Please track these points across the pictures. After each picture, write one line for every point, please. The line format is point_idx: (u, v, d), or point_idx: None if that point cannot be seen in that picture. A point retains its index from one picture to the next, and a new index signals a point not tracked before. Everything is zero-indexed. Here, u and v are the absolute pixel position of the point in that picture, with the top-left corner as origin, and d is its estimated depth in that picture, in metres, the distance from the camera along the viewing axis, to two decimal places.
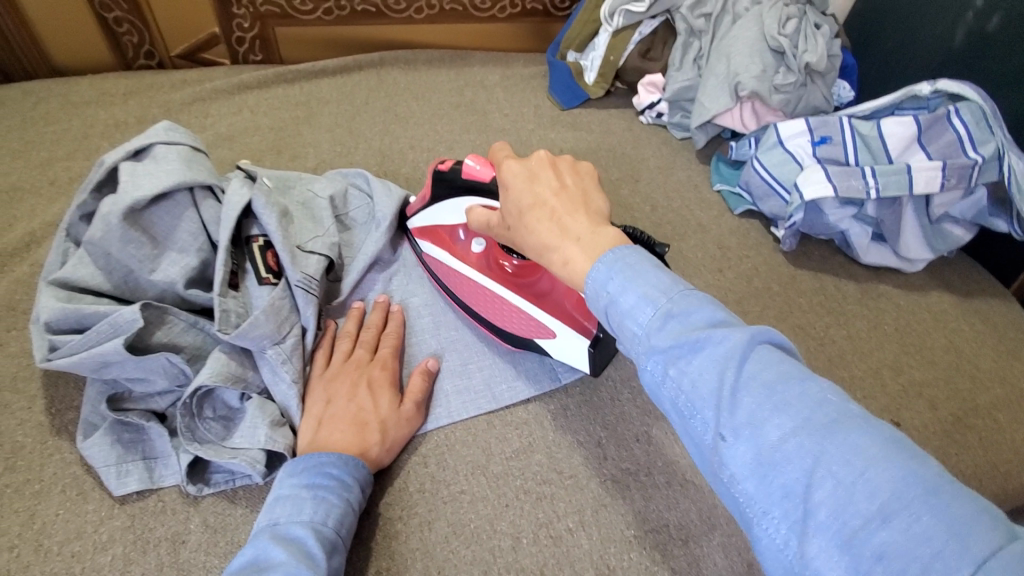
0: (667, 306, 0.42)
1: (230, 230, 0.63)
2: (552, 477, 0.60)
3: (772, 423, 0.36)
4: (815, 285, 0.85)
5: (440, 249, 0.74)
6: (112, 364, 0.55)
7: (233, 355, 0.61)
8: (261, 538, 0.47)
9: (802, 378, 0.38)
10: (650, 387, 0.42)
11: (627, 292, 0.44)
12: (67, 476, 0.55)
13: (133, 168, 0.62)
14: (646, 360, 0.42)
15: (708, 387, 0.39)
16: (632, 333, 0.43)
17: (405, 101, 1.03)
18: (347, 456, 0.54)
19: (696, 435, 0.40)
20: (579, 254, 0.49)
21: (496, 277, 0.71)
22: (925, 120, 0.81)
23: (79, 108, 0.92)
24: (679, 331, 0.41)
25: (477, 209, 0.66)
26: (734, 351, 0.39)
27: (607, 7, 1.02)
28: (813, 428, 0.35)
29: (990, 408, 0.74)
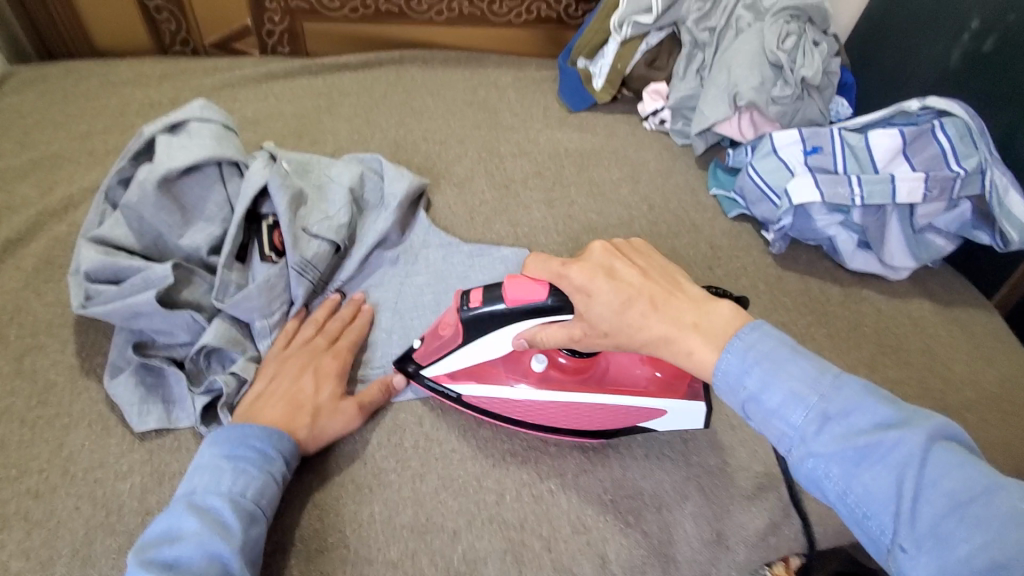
0: (822, 405, 0.45)
1: (246, 206, 0.68)
2: (537, 443, 0.65)
3: (954, 534, 0.38)
4: (801, 286, 0.89)
5: (487, 383, 0.64)
6: (141, 315, 0.61)
7: (234, 322, 0.67)
8: (177, 506, 0.50)
9: (984, 481, 0.39)
10: (808, 478, 0.45)
11: (772, 389, 0.46)
12: (94, 413, 0.61)
13: (169, 141, 0.68)
14: (806, 460, 0.45)
15: (879, 490, 0.42)
16: (783, 431, 0.46)
17: (421, 96, 1.09)
18: (271, 429, 0.56)
19: (871, 536, 0.42)
20: (700, 344, 0.50)
21: (568, 387, 0.64)
22: (911, 133, 0.85)
23: (117, 88, 0.99)
24: (843, 437, 0.43)
25: (545, 330, 0.57)
26: (912, 456, 0.41)
27: (616, 17, 1.07)
28: (998, 541, 0.37)
29: (962, 409, 0.78)
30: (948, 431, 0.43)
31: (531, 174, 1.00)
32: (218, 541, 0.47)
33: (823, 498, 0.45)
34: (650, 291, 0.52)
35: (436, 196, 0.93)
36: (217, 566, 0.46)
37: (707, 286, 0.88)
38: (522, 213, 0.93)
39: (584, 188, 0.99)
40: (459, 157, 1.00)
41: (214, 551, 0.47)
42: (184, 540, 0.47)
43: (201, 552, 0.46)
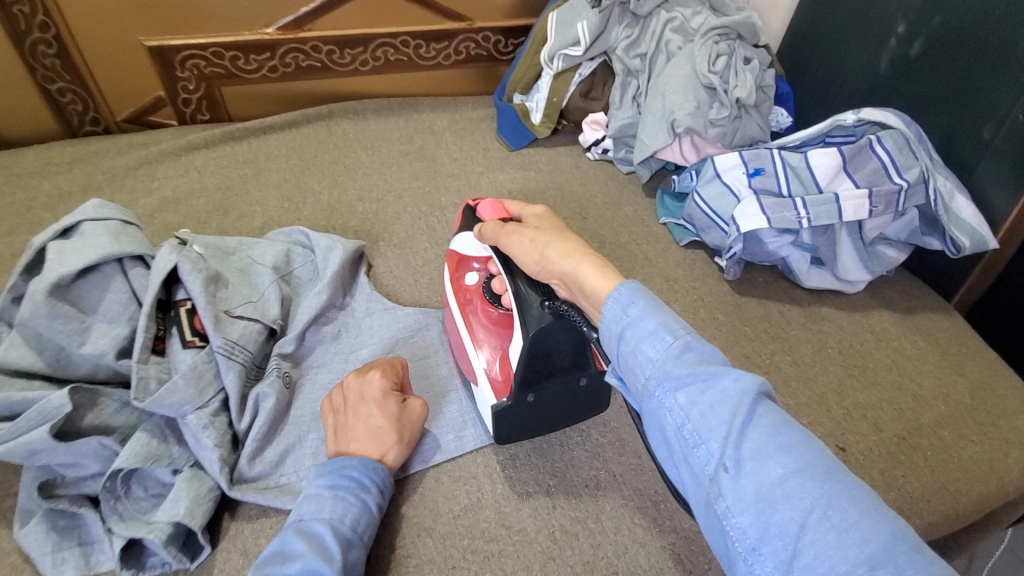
0: (680, 343, 0.48)
1: (154, 295, 0.62)
2: (500, 534, 0.61)
3: (774, 462, 0.41)
4: (759, 311, 0.87)
5: (448, 272, 0.76)
6: (41, 453, 0.53)
7: (158, 431, 0.59)
8: (288, 532, 0.52)
9: (802, 442, 0.42)
10: (661, 409, 0.47)
11: (650, 319, 0.50)
12: (4, 568, 0.55)
13: (60, 247, 0.61)
14: (656, 387, 0.47)
15: (707, 412, 0.44)
16: (647, 357, 0.49)
17: (355, 151, 1.05)
18: (367, 460, 0.58)
19: (696, 460, 0.44)
20: (601, 280, 0.55)
21: (466, 319, 0.70)
22: (849, 150, 0.84)
23: (24, 180, 0.93)
24: (692, 363, 0.47)
25: (489, 227, 0.68)
26: (742, 392, 0.44)
27: (546, 53, 1.05)
28: (811, 472, 0.40)
29: (935, 427, 0.76)
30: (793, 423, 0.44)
31: None
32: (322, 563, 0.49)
33: (667, 433, 0.47)
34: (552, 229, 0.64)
35: (377, 259, 0.88)
36: None
37: None
38: None
39: None
40: (398, 214, 0.96)
41: (318, 572, 0.49)
42: (294, 561, 0.49)
43: (307, 573, 0.48)
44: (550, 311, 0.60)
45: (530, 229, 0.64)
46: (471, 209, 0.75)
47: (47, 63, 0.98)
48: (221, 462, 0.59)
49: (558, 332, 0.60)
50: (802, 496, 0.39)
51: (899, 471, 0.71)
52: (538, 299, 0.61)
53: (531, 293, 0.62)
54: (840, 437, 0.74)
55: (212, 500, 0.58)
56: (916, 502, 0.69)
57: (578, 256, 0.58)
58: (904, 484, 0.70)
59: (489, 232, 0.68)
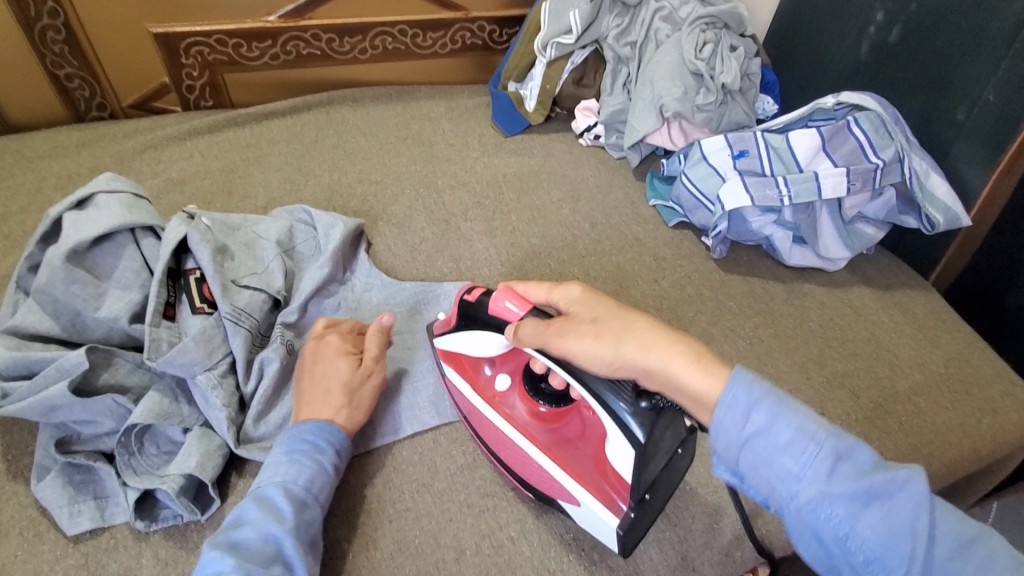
0: (832, 445, 0.44)
1: (165, 263, 0.65)
2: (495, 490, 0.65)
3: (953, 568, 0.42)
4: (744, 287, 0.91)
5: (461, 378, 0.66)
6: (59, 408, 0.57)
7: (169, 391, 0.62)
8: (244, 500, 0.54)
9: (963, 527, 0.43)
10: (813, 521, 0.44)
11: (783, 426, 0.45)
12: (24, 519, 0.58)
13: (76, 217, 0.64)
14: (813, 503, 0.44)
15: (876, 524, 0.43)
16: (790, 471, 0.44)
17: (354, 137, 1.08)
18: (324, 424, 0.60)
19: (863, 572, 0.43)
20: (698, 379, 0.49)
21: (525, 429, 0.63)
22: (828, 131, 0.87)
23: (33, 162, 0.95)
24: (855, 475, 0.44)
25: (526, 328, 0.58)
26: (914, 501, 0.43)
27: (539, 42, 1.08)
28: (978, 564, 0.42)
29: (910, 394, 0.80)
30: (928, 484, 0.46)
31: (471, 206, 0.99)
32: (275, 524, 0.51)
33: (815, 538, 0.44)
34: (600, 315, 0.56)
35: (376, 238, 0.92)
36: (273, 547, 0.51)
37: (654, 299, 0.88)
38: (464, 246, 0.93)
39: (525, 213, 0.99)
40: (396, 196, 0.99)
41: (270, 534, 0.51)
42: (245, 526, 0.52)
43: (258, 536, 0.51)
44: (648, 406, 0.53)
45: (585, 321, 0.56)
46: (466, 304, 0.63)
47: (55, 49, 1.01)
48: (229, 421, 0.62)
49: (667, 428, 0.53)
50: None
51: (875, 434, 0.75)
52: (628, 394, 0.53)
53: (615, 393, 0.53)
54: (819, 403, 0.77)
55: (223, 455, 0.61)
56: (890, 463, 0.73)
57: (662, 350, 0.51)
58: (879, 446, 0.74)
59: (528, 335, 0.57)
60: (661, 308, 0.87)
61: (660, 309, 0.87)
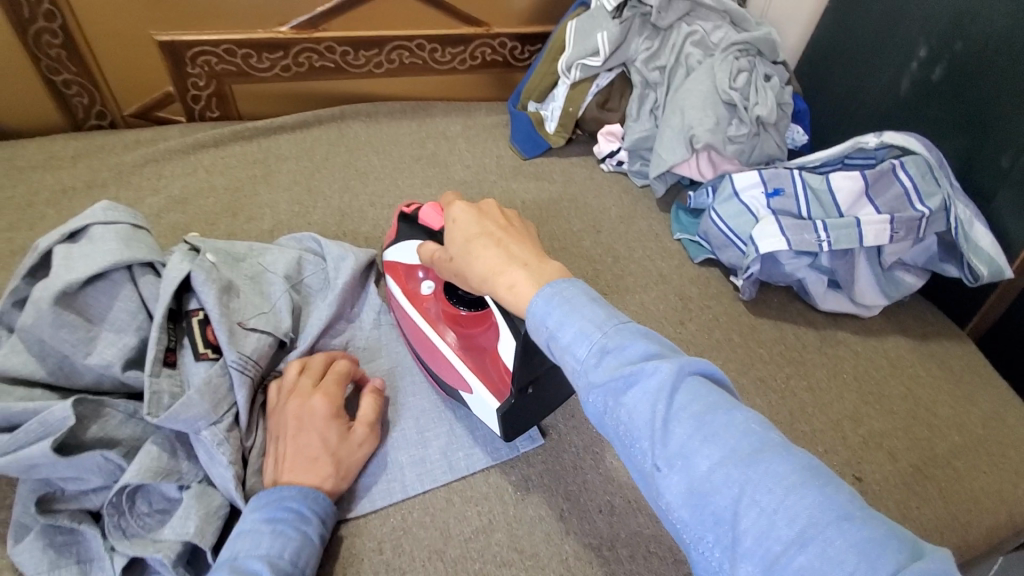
0: (602, 340, 0.45)
1: (167, 305, 0.60)
2: (512, 559, 0.60)
3: (701, 454, 0.40)
4: (774, 333, 0.86)
5: (395, 284, 0.74)
6: (40, 467, 0.51)
7: (166, 445, 0.57)
8: (220, 571, 0.48)
9: (728, 409, 0.41)
10: (612, 418, 0.44)
11: (572, 322, 0.46)
12: None
13: (67, 252, 0.59)
14: (588, 394, 0.45)
15: (643, 411, 0.42)
16: (579, 359, 0.45)
17: (366, 155, 1.03)
18: (308, 490, 0.56)
19: (635, 458, 0.43)
20: (522, 280, 0.53)
21: (437, 326, 0.69)
22: (872, 174, 0.83)
23: (25, 173, 0.90)
24: (615, 366, 0.44)
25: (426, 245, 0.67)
26: (665, 384, 0.42)
27: (563, 62, 1.04)
28: (738, 459, 0.39)
29: (950, 458, 0.75)
30: (705, 371, 0.45)
31: None
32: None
33: (605, 429, 0.45)
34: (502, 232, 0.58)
35: None
36: None
37: (679, 343, 0.83)
38: None
39: (545, 244, 0.94)
40: None
41: None
42: None
43: None
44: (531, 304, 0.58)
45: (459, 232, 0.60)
46: (403, 217, 0.75)
47: (53, 54, 0.95)
48: (235, 479, 0.57)
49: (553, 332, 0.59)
50: (745, 484, 0.38)
51: (915, 503, 0.70)
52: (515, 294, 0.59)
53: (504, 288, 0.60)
54: (855, 466, 0.73)
55: (223, 516, 0.56)
56: (931, 535, 0.68)
57: (506, 254, 0.56)
58: (920, 516, 0.69)
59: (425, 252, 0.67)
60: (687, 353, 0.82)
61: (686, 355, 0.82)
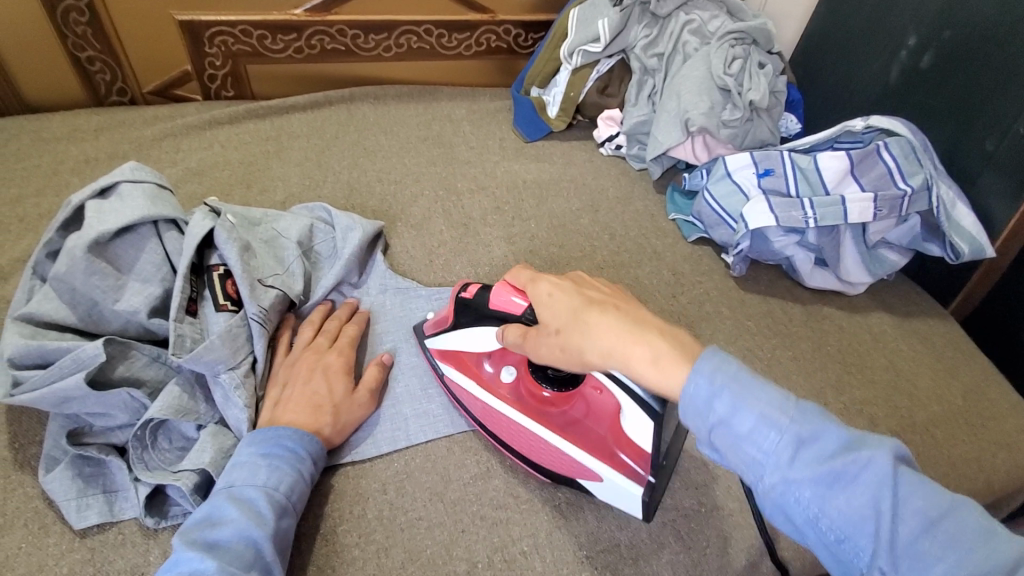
0: (795, 430, 0.43)
1: (190, 258, 0.64)
2: (508, 502, 0.64)
3: (934, 557, 0.39)
4: (763, 308, 0.90)
5: (462, 375, 0.69)
6: (72, 399, 0.56)
7: (186, 386, 0.62)
8: (217, 497, 0.53)
9: (953, 500, 0.41)
10: (791, 504, 0.43)
11: (744, 411, 0.44)
12: (30, 510, 0.57)
13: (98, 207, 0.63)
14: (778, 485, 0.43)
15: (839, 506, 0.42)
16: (758, 453, 0.44)
17: (374, 135, 1.07)
18: (302, 431, 0.59)
19: (840, 556, 0.42)
20: (654, 357, 0.49)
21: (529, 411, 0.66)
22: (858, 155, 0.87)
23: (50, 144, 0.94)
24: (817, 462, 0.42)
25: (511, 327, 0.62)
26: (886, 478, 0.41)
27: (566, 47, 1.08)
28: (978, 563, 0.38)
29: (927, 424, 0.79)
30: (903, 452, 0.43)
31: (490, 211, 0.98)
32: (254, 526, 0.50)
33: (792, 524, 0.44)
34: (614, 301, 0.55)
35: (393, 240, 0.91)
36: (253, 551, 0.50)
37: (671, 315, 0.87)
38: (483, 252, 0.92)
39: (544, 221, 0.98)
40: (415, 197, 0.98)
41: (252, 537, 0.50)
42: (224, 527, 0.50)
43: (239, 538, 0.50)
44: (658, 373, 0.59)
45: (567, 305, 0.56)
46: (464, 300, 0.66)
47: (78, 31, 1.00)
48: (249, 422, 0.61)
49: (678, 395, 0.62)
50: (993, 571, 0.38)
51: None
52: None
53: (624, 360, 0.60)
54: None
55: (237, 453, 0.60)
56: None
57: (629, 331, 0.51)
58: None
59: (513, 336, 0.61)
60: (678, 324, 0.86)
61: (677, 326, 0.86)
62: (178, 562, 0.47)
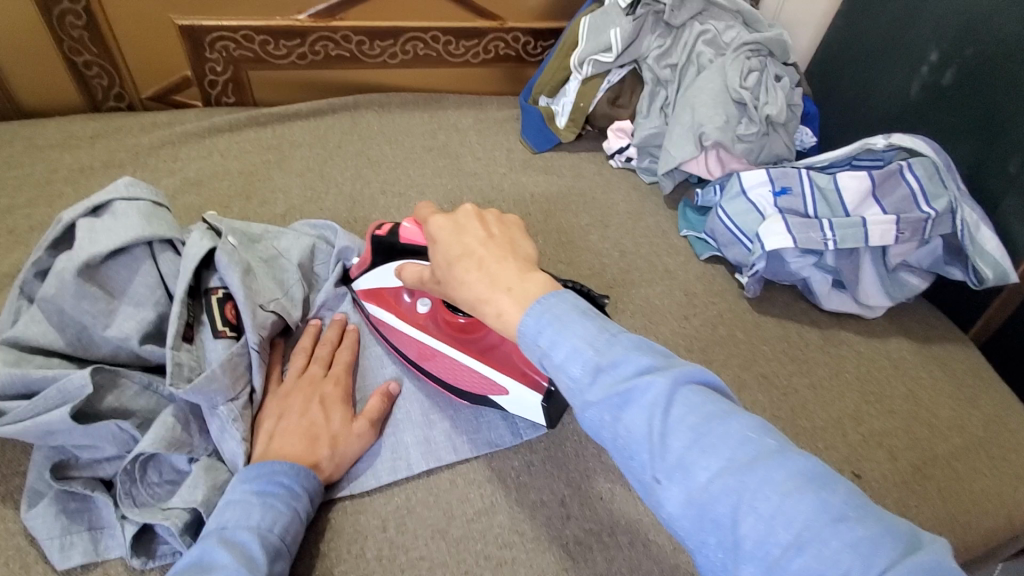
0: (597, 358, 0.43)
1: (187, 282, 0.61)
2: (513, 541, 0.61)
3: (699, 466, 0.39)
4: (777, 332, 0.87)
5: (385, 310, 0.73)
6: (58, 433, 0.53)
7: (181, 415, 0.59)
8: (208, 541, 0.49)
9: (726, 417, 0.40)
10: (608, 432, 0.42)
11: (568, 342, 0.43)
12: (11, 547, 0.54)
13: (91, 226, 0.60)
14: (584, 411, 0.43)
15: (638, 427, 0.41)
16: (573, 379, 0.43)
17: (378, 144, 1.04)
18: (298, 465, 0.56)
19: (636, 476, 0.42)
20: (510, 305, 0.48)
21: (446, 338, 0.70)
22: (880, 176, 0.84)
23: (44, 151, 0.92)
24: (611, 384, 0.42)
25: (409, 268, 0.65)
26: (662, 398, 0.41)
27: (576, 56, 1.04)
28: (736, 467, 0.38)
29: (949, 459, 0.76)
30: (702, 376, 0.43)
31: None
32: (247, 572, 0.46)
33: (603, 443, 0.44)
34: (481, 254, 0.53)
35: None
36: None
37: (683, 338, 0.84)
38: None
39: (552, 237, 0.95)
40: None
41: None
42: (214, 571, 0.46)
43: None
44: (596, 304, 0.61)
45: (444, 254, 0.55)
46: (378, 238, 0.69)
47: (74, 35, 0.97)
48: (245, 455, 0.59)
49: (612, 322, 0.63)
50: (768, 489, 0.37)
51: (913, 501, 0.71)
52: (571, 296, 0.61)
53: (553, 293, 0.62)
54: (855, 463, 0.74)
55: None
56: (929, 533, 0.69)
57: (490, 281, 0.50)
58: (918, 515, 0.70)
59: (410, 276, 0.65)
60: (690, 348, 0.83)
61: (689, 349, 0.83)
62: None
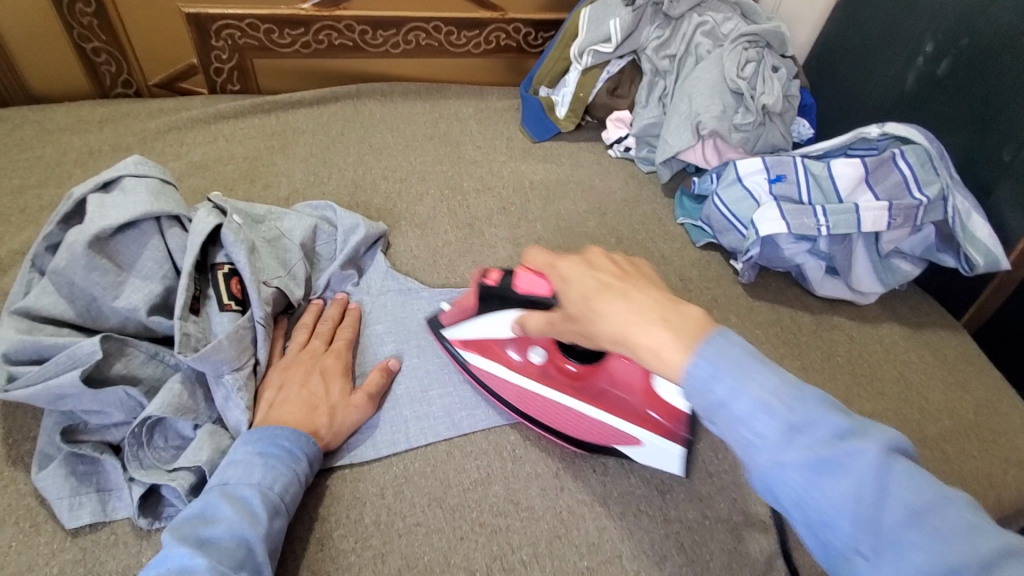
0: (788, 415, 0.38)
1: (195, 256, 0.63)
2: (508, 509, 0.62)
3: (913, 549, 0.34)
4: (771, 316, 0.88)
5: (487, 359, 0.71)
6: (68, 397, 0.55)
7: (188, 383, 0.60)
8: (211, 494, 0.52)
9: (943, 498, 0.35)
10: (785, 489, 0.37)
11: (744, 395, 0.39)
12: (22, 507, 0.56)
13: (101, 200, 0.62)
14: (768, 470, 0.38)
15: (838, 493, 0.36)
16: (757, 432, 0.38)
17: (380, 132, 1.06)
18: (299, 432, 0.58)
19: (824, 543, 0.37)
20: (669, 340, 0.43)
21: (562, 388, 0.68)
22: (872, 163, 0.86)
23: (53, 135, 0.94)
24: (811, 447, 0.37)
25: (533, 315, 0.61)
26: (874, 467, 0.36)
27: (576, 47, 1.06)
28: (961, 558, 0.33)
29: (938, 439, 0.77)
30: (902, 444, 0.38)
31: (496, 211, 0.97)
32: (246, 526, 0.50)
33: (777, 504, 0.39)
34: (624, 286, 0.49)
35: (397, 238, 0.89)
36: (243, 549, 0.49)
37: None
38: (487, 253, 0.90)
39: (551, 223, 0.97)
40: (420, 196, 0.97)
41: (243, 535, 0.49)
42: (217, 523, 0.49)
43: (230, 536, 0.49)
44: None
45: (586, 291, 0.50)
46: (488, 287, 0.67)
47: (84, 22, 0.99)
48: (248, 423, 0.61)
49: None
50: None
51: None
52: None
53: None
54: None
55: None
56: None
57: (638, 314, 0.46)
58: None
59: (535, 324, 0.60)
60: None
61: None
62: (168, 558, 0.46)
